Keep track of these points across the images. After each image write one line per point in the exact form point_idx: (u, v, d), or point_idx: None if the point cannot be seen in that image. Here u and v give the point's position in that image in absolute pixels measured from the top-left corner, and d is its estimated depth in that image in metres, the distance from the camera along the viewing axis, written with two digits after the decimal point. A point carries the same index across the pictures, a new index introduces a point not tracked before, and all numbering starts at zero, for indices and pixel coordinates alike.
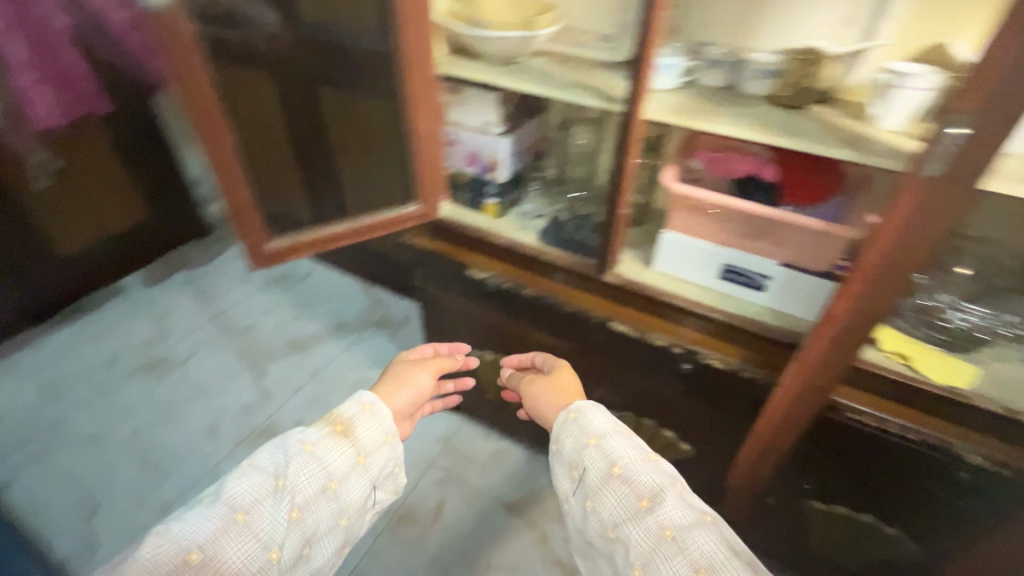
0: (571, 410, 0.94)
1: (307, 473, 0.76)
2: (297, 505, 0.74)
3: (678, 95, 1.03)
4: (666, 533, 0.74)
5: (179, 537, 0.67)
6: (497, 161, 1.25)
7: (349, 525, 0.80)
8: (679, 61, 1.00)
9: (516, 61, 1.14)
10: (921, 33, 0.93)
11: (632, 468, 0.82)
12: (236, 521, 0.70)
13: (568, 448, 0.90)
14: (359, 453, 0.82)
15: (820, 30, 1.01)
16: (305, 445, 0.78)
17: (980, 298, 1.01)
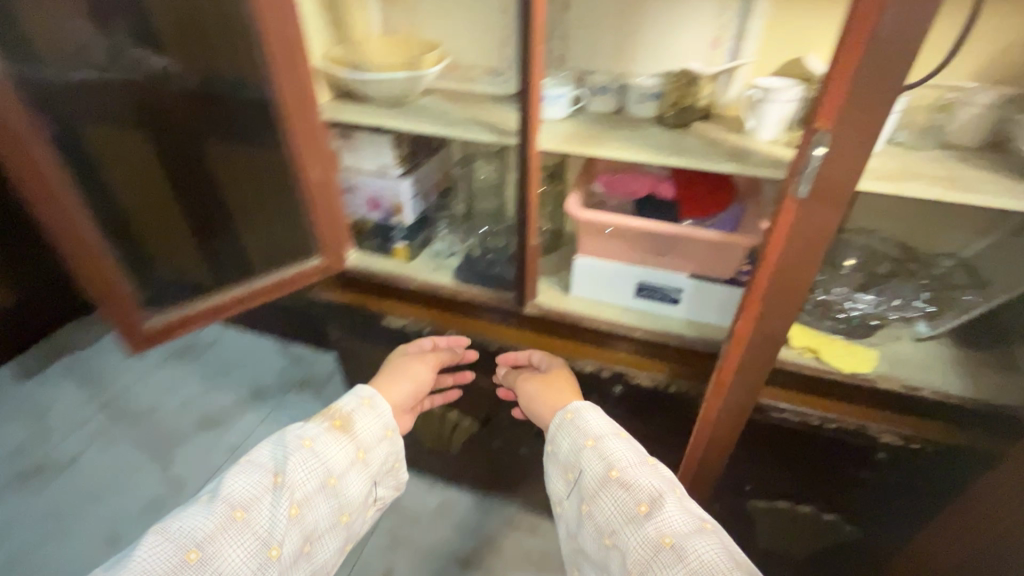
0: (571, 410, 0.95)
1: (305, 471, 0.82)
2: (295, 500, 0.80)
3: (570, 123, 1.04)
4: (667, 540, 0.74)
5: (180, 535, 0.72)
6: (400, 203, 1.20)
7: (343, 522, 0.86)
8: (566, 90, 1.01)
9: (405, 102, 1.11)
10: (779, 50, 1.00)
11: (630, 471, 0.83)
12: (235, 520, 0.74)
13: (565, 450, 0.92)
14: (357, 446, 0.90)
15: (693, 52, 1.05)
16: (304, 440, 0.86)
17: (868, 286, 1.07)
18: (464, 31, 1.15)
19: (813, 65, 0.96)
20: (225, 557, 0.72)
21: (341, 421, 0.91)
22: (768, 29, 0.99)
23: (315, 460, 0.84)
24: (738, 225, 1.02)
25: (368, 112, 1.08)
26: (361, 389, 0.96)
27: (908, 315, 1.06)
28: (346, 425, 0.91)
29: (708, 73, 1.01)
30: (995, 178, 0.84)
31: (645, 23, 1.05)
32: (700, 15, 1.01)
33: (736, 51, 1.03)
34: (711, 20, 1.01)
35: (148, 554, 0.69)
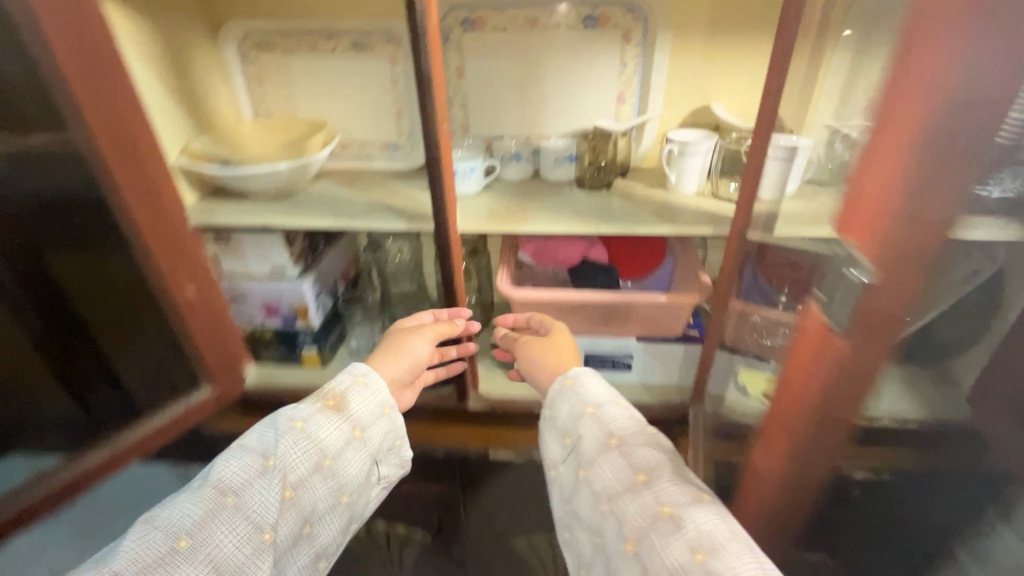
0: (570, 375, 0.77)
1: (299, 452, 0.67)
2: (290, 482, 0.66)
3: (485, 197, 0.95)
4: (664, 510, 0.61)
5: (166, 525, 0.59)
6: (302, 306, 1.02)
7: (347, 502, 0.71)
8: (478, 163, 0.93)
9: (293, 191, 0.96)
10: (683, 101, 0.99)
11: (633, 442, 0.68)
12: (224, 506, 0.62)
13: (564, 414, 0.74)
14: (352, 426, 0.72)
15: (600, 109, 1.01)
16: (295, 422, 0.69)
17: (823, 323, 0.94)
18: (351, 107, 1.03)
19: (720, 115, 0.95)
20: (214, 549, 0.60)
21: (333, 403, 0.73)
22: (671, 81, 0.97)
23: (309, 441, 0.69)
24: (673, 281, 0.98)
25: (248, 210, 0.92)
26: (355, 365, 0.77)
27: None
28: (341, 404, 0.73)
29: (620, 130, 0.97)
30: None
31: (547, 84, 0.99)
32: (602, 73, 0.97)
33: (642, 105, 1.00)
34: (613, 77, 0.98)
35: (129, 547, 0.57)
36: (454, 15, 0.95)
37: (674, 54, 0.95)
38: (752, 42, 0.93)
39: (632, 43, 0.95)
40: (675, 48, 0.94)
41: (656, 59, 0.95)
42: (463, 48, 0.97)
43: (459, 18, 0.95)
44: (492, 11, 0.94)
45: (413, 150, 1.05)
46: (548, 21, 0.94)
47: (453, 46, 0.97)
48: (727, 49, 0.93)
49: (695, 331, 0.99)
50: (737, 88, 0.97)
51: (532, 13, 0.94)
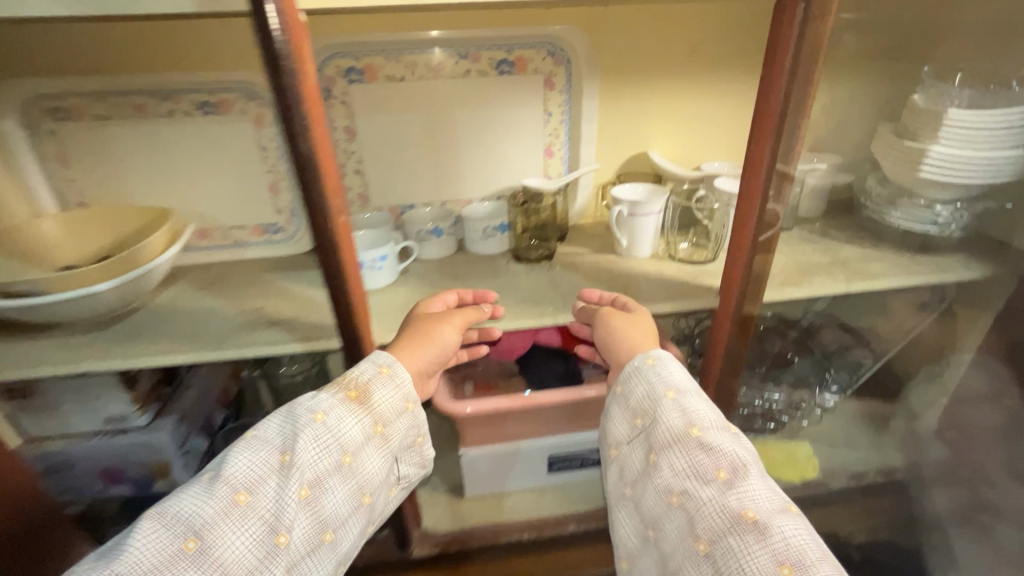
0: (650, 355, 0.62)
1: (319, 450, 0.53)
2: (308, 481, 0.52)
3: (404, 287, 0.75)
4: (746, 515, 0.49)
5: (169, 523, 0.47)
6: (163, 462, 0.74)
7: (370, 506, 0.58)
8: (390, 248, 0.73)
9: (133, 308, 0.70)
10: (619, 150, 0.87)
11: (715, 436, 0.55)
12: (234, 505, 0.49)
13: (638, 394, 0.60)
14: (374, 422, 0.58)
15: (526, 165, 0.86)
16: (315, 413, 0.55)
17: (797, 380, 0.90)
18: (207, 185, 0.78)
19: (660, 163, 0.85)
20: (227, 555, 0.47)
21: (355, 394, 0.58)
22: (603, 129, 0.85)
23: (330, 437, 0.54)
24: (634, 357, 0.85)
25: (56, 350, 0.63)
26: (377, 353, 0.61)
27: (844, 390, 0.94)
28: (364, 397, 0.58)
29: (551, 189, 0.83)
30: (873, 253, 0.79)
31: (462, 141, 0.83)
32: (525, 124, 0.83)
33: (573, 157, 0.87)
34: (538, 128, 0.84)
35: (133, 550, 0.46)
36: (334, 64, 0.75)
37: (604, 99, 0.83)
38: (684, 82, 0.83)
39: (556, 89, 0.81)
40: (604, 92, 0.82)
41: (585, 107, 0.82)
42: (351, 104, 0.78)
43: (341, 67, 0.75)
44: (383, 57, 0.76)
45: (300, 231, 0.82)
46: (455, 68, 0.78)
47: (339, 102, 0.77)
48: (659, 91, 0.83)
49: None
50: (673, 133, 0.87)
51: (434, 59, 0.77)
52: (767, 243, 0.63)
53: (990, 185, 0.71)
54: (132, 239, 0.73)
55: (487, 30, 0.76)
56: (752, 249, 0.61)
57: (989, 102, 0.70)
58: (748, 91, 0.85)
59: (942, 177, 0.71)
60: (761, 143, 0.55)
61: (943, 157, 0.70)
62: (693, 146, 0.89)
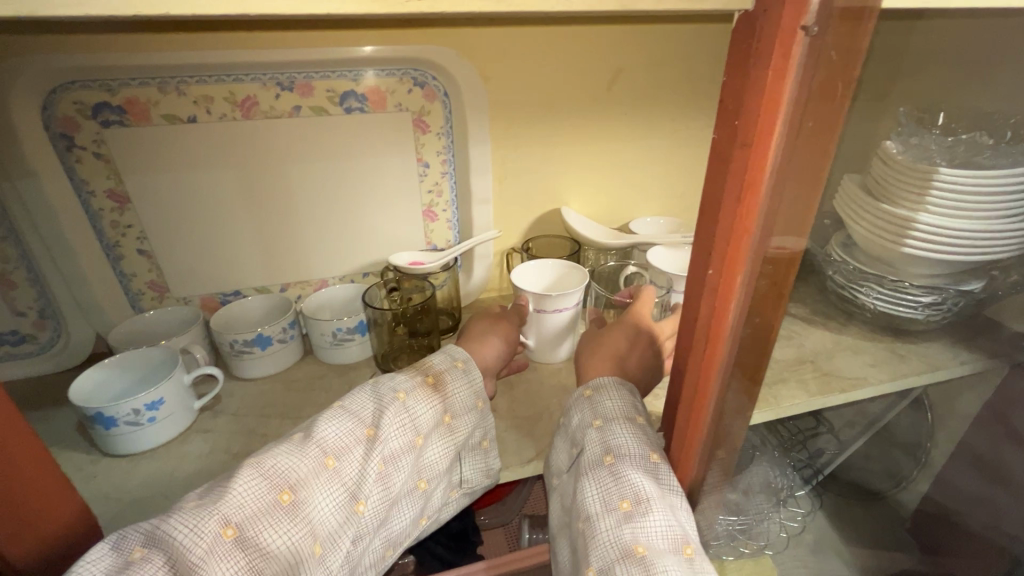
0: (590, 387, 0.45)
1: (403, 425, 0.41)
2: (391, 456, 0.40)
3: (203, 438, 0.50)
4: (633, 550, 0.34)
5: (267, 469, 0.35)
6: None
7: (432, 498, 0.45)
8: (169, 383, 0.47)
9: None
10: (525, 211, 0.66)
11: (629, 468, 0.38)
12: (321, 469, 0.37)
13: (570, 423, 0.43)
14: (444, 409, 0.45)
15: (400, 231, 0.63)
16: (398, 391, 0.43)
17: (759, 493, 0.71)
18: None
19: (577, 229, 0.65)
20: (312, 522, 0.36)
21: (432, 380, 0.45)
22: (501, 184, 0.64)
23: (411, 416, 0.42)
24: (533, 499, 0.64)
25: None
26: (450, 345, 0.49)
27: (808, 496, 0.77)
28: (439, 385, 0.46)
29: (432, 268, 0.61)
30: (843, 343, 0.62)
31: (302, 204, 0.58)
32: (393, 179, 0.60)
33: (464, 221, 0.65)
34: (411, 184, 0.61)
35: (232, 495, 0.34)
36: (71, 99, 0.48)
37: (499, 146, 0.61)
38: (605, 123, 0.63)
39: (431, 131, 0.59)
40: (499, 135, 0.61)
41: (473, 156, 0.60)
42: (117, 158, 0.51)
43: (85, 104, 0.48)
44: (155, 91, 0.50)
45: (64, 340, 0.57)
46: (277, 106, 0.53)
47: (92, 154, 0.50)
48: (572, 136, 0.63)
49: None
50: (594, 187, 0.67)
51: (241, 91, 0.52)
52: (742, 375, 0.40)
53: (986, 262, 0.56)
54: None
55: (318, 50, 0.51)
56: (717, 401, 0.39)
57: (981, 159, 0.55)
58: (683, 134, 0.67)
59: (933, 253, 0.55)
60: (736, 252, 0.32)
61: (932, 231, 0.54)
62: (617, 202, 0.69)
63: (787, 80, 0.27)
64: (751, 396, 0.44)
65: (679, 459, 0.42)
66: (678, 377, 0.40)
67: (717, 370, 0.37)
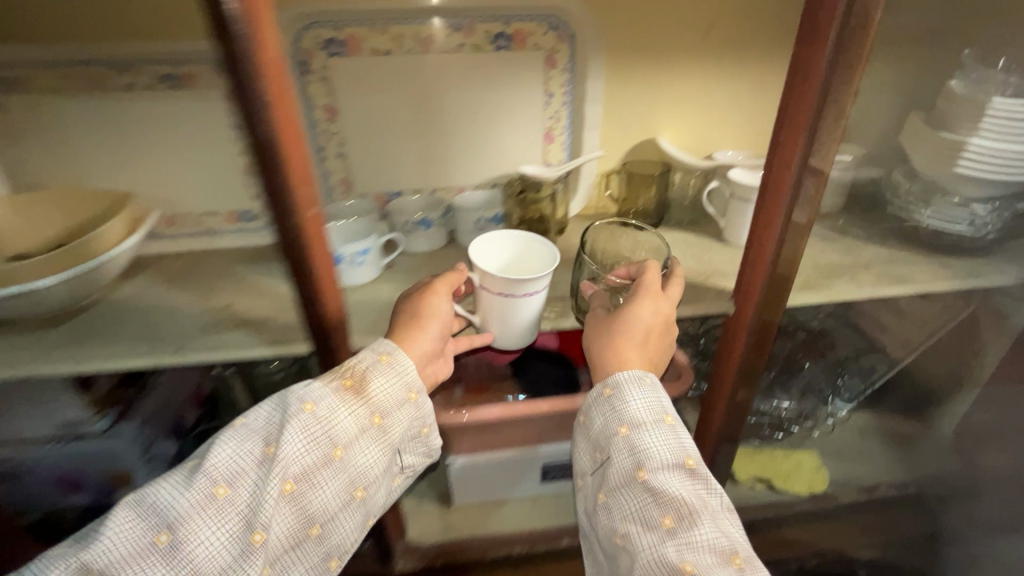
0: (610, 385, 0.55)
1: (306, 443, 0.50)
2: (291, 475, 0.49)
3: (388, 284, 0.69)
4: (681, 566, 0.44)
5: (146, 511, 0.47)
6: (125, 472, 0.69)
7: (367, 495, 0.55)
8: (373, 241, 0.66)
9: (87, 301, 0.63)
10: (625, 137, 0.80)
11: (663, 480, 0.48)
12: (212, 498, 0.47)
13: (598, 428, 0.54)
14: (370, 411, 0.54)
15: (523, 150, 0.79)
16: (306, 403, 0.51)
17: (807, 385, 0.84)
18: (171, 170, 0.71)
19: (669, 153, 0.78)
20: (194, 552, 0.46)
21: (351, 382, 0.53)
22: (608, 114, 0.78)
23: (321, 430, 0.51)
24: None
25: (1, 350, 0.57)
26: (377, 340, 0.56)
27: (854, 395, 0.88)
28: (361, 385, 0.54)
29: (551, 176, 0.76)
30: (900, 254, 0.72)
31: (454, 123, 0.76)
32: (523, 105, 0.76)
33: (575, 143, 0.80)
34: (539, 108, 0.77)
35: (107, 538, 0.45)
36: (312, 34, 0.67)
37: (610, 80, 0.76)
38: (701, 62, 0.76)
39: (558, 67, 0.74)
40: (612, 71, 0.75)
41: (589, 88, 0.75)
42: (335, 80, 0.70)
43: (320, 38, 0.68)
44: (368, 28, 0.68)
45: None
46: (450, 41, 0.70)
47: (319, 77, 0.70)
48: (671, 73, 0.76)
49: None
50: (685, 119, 0.80)
51: (424, 30, 0.69)
52: (804, 232, 0.56)
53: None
54: (86, 225, 0.66)
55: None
56: (779, 241, 0.56)
57: None
58: (767, 75, 0.78)
59: (980, 171, 0.65)
60: (806, 75, 0.47)
61: (983, 154, 0.64)
62: (705, 133, 0.82)
63: (834, 9, 0.43)
64: (801, 252, 0.58)
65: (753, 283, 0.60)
66: (753, 224, 0.58)
67: (779, 213, 0.54)
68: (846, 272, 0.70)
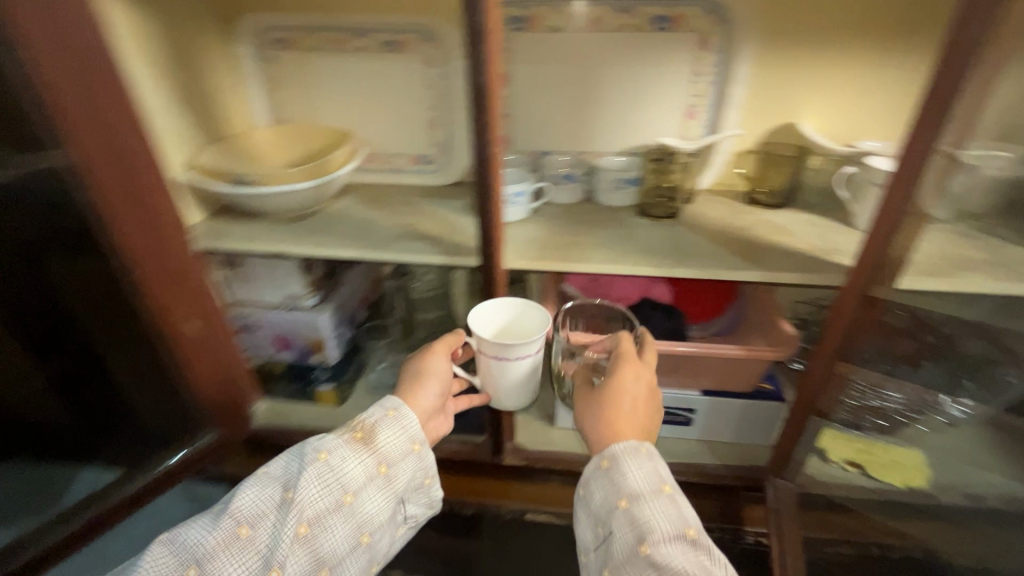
0: (605, 458, 0.59)
1: (320, 488, 0.57)
2: (306, 518, 0.56)
3: (533, 225, 0.83)
4: None
5: (180, 548, 0.52)
6: (319, 341, 0.91)
7: (374, 542, 0.61)
8: (528, 186, 0.81)
9: (314, 209, 0.84)
10: (766, 119, 0.85)
11: (665, 553, 0.50)
12: (235, 537, 0.53)
13: (598, 500, 0.57)
14: (379, 460, 0.61)
15: (664, 124, 0.87)
16: (320, 452, 0.58)
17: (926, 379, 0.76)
18: (379, 115, 0.90)
19: (809, 136, 0.82)
20: None
21: (362, 434, 0.61)
22: (752, 96, 0.84)
23: (333, 476, 0.58)
24: (739, 328, 0.88)
25: (264, 232, 0.80)
26: (386, 396, 0.65)
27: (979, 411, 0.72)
28: (370, 437, 0.62)
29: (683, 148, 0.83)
30: None
31: (608, 94, 0.86)
32: (671, 82, 0.84)
33: (716, 120, 0.86)
34: (687, 87, 0.84)
35: (143, 570, 0.51)
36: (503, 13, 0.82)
37: (757, 64, 0.82)
38: (856, 51, 0.79)
39: (710, 49, 0.81)
40: (761, 55, 0.81)
41: (736, 69, 0.82)
42: (514, 51, 0.85)
43: (509, 16, 0.82)
44: (548, 8, 0.81)
45: (450, 164, 0.92)
46: (616, 20, 0.81)
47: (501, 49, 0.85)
48: (821, 61, 0.80)
49: (770, 386, 0.88)
50: (832, 105, 0.83)
51: (594, 11, 0.80)
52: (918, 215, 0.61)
53: None
54: (318, 152, 0.87)
55: None
56: (896, 220, 0.60)
57: None
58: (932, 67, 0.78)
59: None
60: (958, 37, 0.51)
61: None
62: (853, 120, 0.84)
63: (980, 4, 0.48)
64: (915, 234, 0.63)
65: (864, 258, 0.64)
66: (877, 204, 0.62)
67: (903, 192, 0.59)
68: (987, 266, 0.69)
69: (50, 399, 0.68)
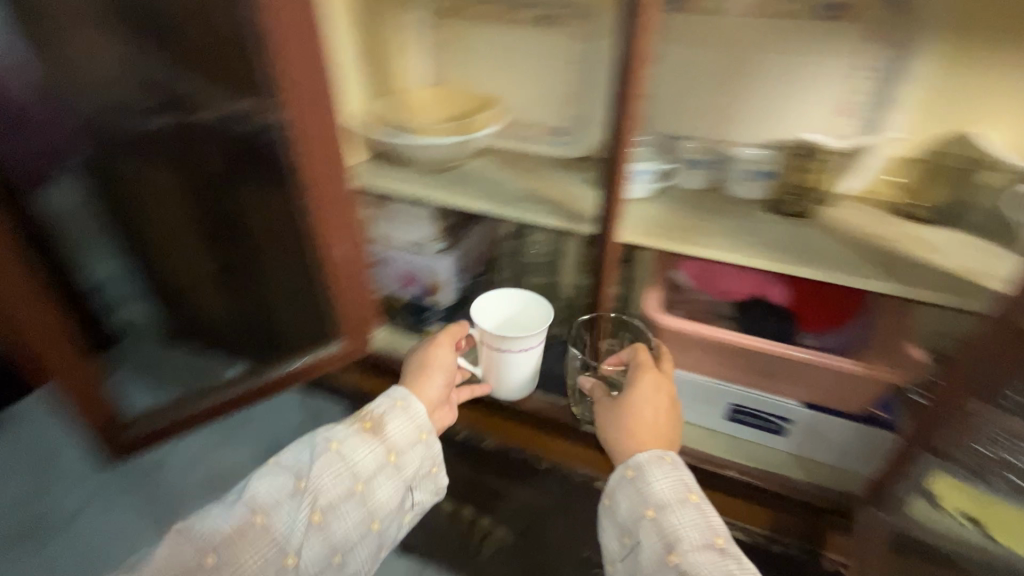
0: (630, 466, 0.63)
1: (333, 477, 0.62)
2: (319, 506, 0.61)
3: (654, 205, 0.85)
4: None
5: (194, 537, 0.56)
6: (438, 284, 1.03)
7: (385, 530, 0.65)
8: (655, 165, 0.83)
9: (454, 164, 0.94)
10: (938, 124, 0.78)
11: (694, 560, 0.54)
12: (250, 524, 0.58)
13: (623, 509, 0.61)
14: (388, 450, 0.66)
15: (813, 120, 0.83)
16: (331, 442, 0.65)
17: None
18: (523, 84, 0.96)
19: (988, 149, 0.74)
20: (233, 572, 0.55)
21: (370, 424, 0.67)
22: (925, 98, 0.78)
23: (344, 465, 0.63)
24: (860, 347, 0.83)
25: (411, 178, 0.91)
26: (393, 389, 0.71)
27: None
28: (377, 427, 0.67)
29: (834, 146, 0.79)
30: None
31: (758, 82, 0.83)
32: (829, 76, 0.80)
33: (877, 120, 0.81)
34: (847, 83, 0.79)
35: (157, 558, 0.54)
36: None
37: (939, 64, 0.75)
38: None
39: (882, 44, 0.76)
40: (944, 55, 0.75)
41: (909, 68, 0.76)
42: (667, 33, 0.85)
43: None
44: None
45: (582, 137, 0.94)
46: (781, 7, 0.78)
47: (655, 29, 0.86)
48: (1015, 66, 0.72)
49: (886, 415, 0.81)
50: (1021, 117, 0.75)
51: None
52: None
53: None
54: (465, 113, 0.96)
55: None
56: None
57: None
58: None
59: None
60: None
61: None
62: None
63: None
64: None
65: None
66: None
67: None
68: None
69: (273, 290, 1.08)
